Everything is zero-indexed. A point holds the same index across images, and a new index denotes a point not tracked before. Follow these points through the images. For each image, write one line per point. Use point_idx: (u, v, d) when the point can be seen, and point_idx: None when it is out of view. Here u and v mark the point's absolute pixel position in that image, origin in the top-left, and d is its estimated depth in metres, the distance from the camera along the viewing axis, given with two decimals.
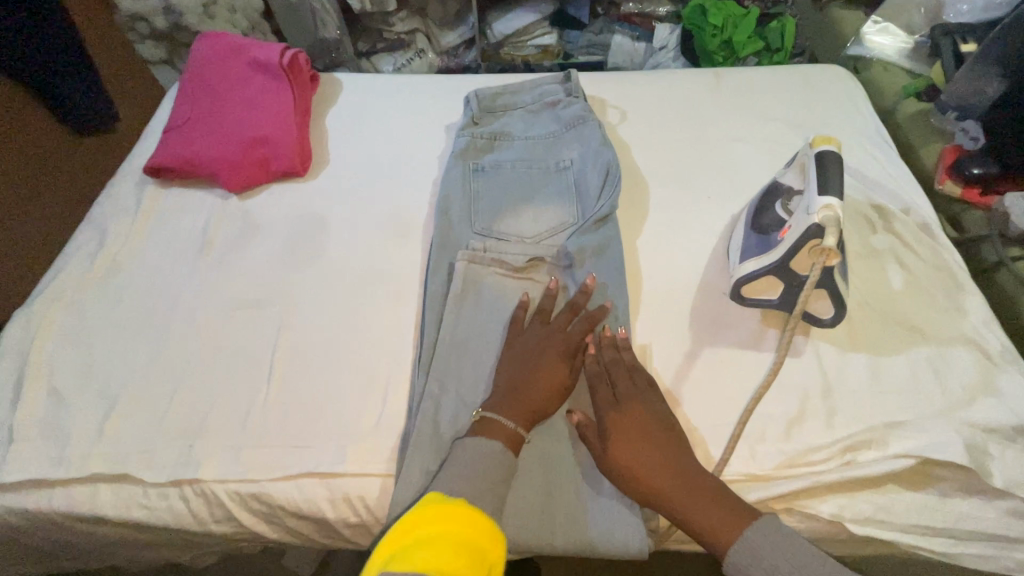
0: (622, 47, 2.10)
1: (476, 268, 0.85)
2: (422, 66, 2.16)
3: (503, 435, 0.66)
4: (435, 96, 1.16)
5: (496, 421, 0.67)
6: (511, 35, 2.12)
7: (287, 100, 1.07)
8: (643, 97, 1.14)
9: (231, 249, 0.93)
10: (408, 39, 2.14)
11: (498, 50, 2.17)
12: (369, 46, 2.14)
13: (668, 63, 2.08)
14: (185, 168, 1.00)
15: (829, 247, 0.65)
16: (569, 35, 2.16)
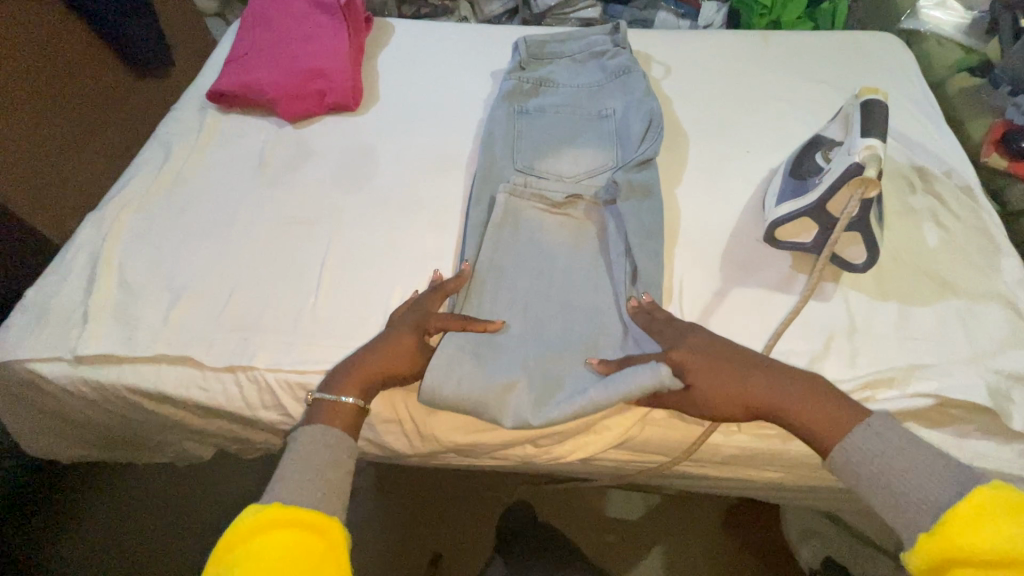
0: (666, 23, 2.09)
1: (516, 201, 0.89)
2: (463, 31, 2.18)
3: (343, 411, 0.67)
4: (483, 44, 1.19)
5: (329, 403, 0.67)
6: (555, 6, 2.14)
7: (342, 37, 1.11)
8: (688, 55, 1.15)
9: (285, 172, 0.99)
10: (451, 6, 2.19)
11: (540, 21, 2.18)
12: (414, 10, 2.19)
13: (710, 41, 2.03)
14: (246, 95, 1.06)
15: (869, 178, 0.67)
16: (613, 9, 2.16)
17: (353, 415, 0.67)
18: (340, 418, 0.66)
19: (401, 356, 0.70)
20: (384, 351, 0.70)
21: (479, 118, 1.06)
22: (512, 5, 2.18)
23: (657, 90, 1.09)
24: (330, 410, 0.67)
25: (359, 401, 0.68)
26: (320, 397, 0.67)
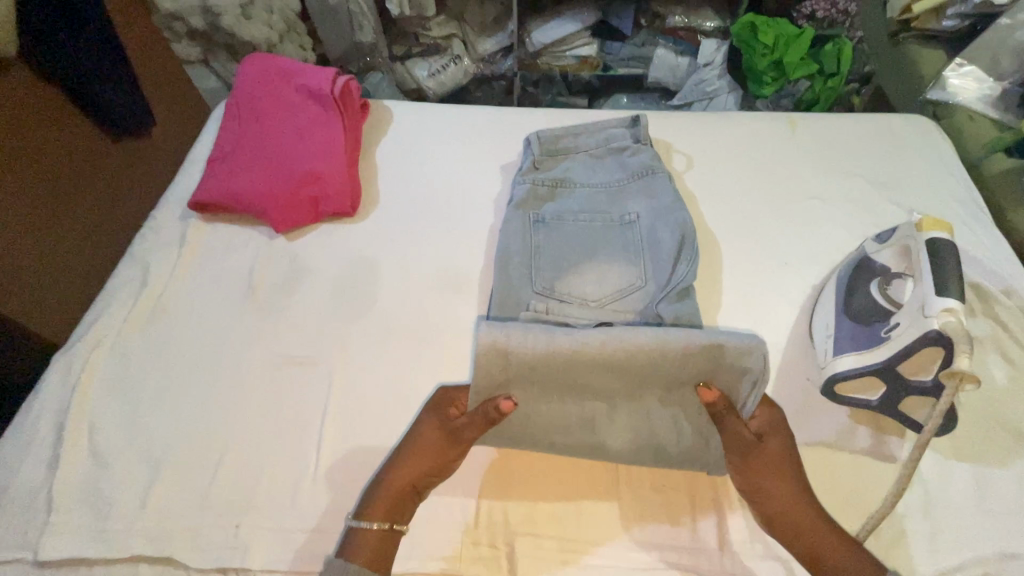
0: (665, 61, 2.01)
1: None
2: (456, 73, 2.10)
3: (369, 541, 0.64)
4: (489, 133, 1.11)
5: (362, 533, 0.65)
6: (550, 45, 2.05)
7: (337, 134, 1.02)
8: (710, 141, 1.07)
9: (278, 296, 0.89)
10: (444, 44, 2.10)
11: (534, 60, 2.10)
12: (405, 51, 2.10)
13: (712, 81, 1.98)
14: (234, 204, 0.96)
15: (963, 372, 0.58)
16: (609, 46, 2.06)
17: (382, 541, 0.65)
18: (370, 548, 0.64)
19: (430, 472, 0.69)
20: (416, 459, 0.69)
21: (492, 223, 0.98)
22: (507, 43, 2.09)
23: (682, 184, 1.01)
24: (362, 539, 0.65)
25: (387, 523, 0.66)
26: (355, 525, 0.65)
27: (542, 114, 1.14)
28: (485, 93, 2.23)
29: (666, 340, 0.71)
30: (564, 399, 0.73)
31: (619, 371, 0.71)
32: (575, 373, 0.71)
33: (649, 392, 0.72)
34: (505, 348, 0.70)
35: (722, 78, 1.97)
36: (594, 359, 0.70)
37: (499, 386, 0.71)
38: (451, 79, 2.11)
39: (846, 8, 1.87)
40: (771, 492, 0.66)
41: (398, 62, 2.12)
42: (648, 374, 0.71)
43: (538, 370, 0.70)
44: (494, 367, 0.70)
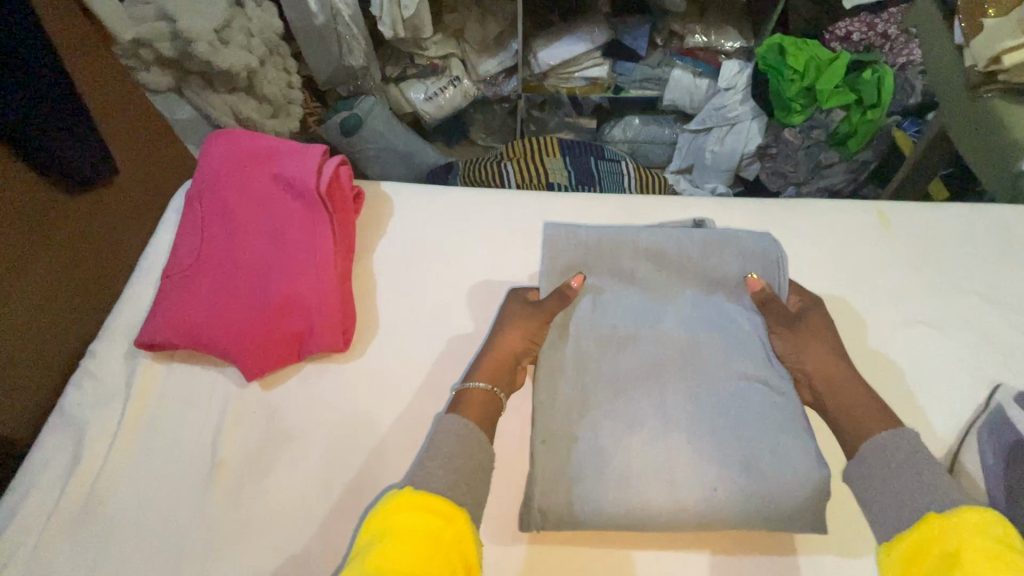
0: (682, 83, 1.79)
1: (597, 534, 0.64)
2: (456, 96, 1.86)
3: (475, 397, 0.66)
4: (513, 226, 0.91)
5: (472, 392, 0.67)
6: (557, 66, 1.80)
7: (325, 243, 0.82)
8: (784, 240, 0.87)
9: (251, 476, 0.70)
10: (441, 65, 1.84)
11: (540, 81, 1.86)
12: (399, 72, 1.85)
13: (735, 107, 1.75)
14: (196, 343, 0.76)
15: None
16: (621, 66, 1.82)
17: (490, 400, 0.66)
18: (477, 408, 0.64)
19: (520, 337, 0.73)
20: (506, 321, 0.75)
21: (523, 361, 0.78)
22: (510, 64, 1.83)
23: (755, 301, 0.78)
24: (469, 399, 0.66)
25: (492, 389, 0.68)
26: (464, 388, 0.67)
27: (575, 201, 0.94)
28: (486, 117, 2.06)
29: (690, 232, 0.82)
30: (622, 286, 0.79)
31: (673, 257, 0.80)
32: (628, 262, 0.80)
33: (689, 288, 0.78)
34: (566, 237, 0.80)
35: (745, 103, 1.74)
36: (645, 245, 0.81)
37: (568, 267, 0.79)
38: (452, 103, 1.88)
39: (886, 31, 1.65)
40: (814, 351, 0.71)
41: (391, 84, 1.88)
42: (701, 261, 0.79)
43: (597, 249, 0.79)
44: (560, 246, 0.80)
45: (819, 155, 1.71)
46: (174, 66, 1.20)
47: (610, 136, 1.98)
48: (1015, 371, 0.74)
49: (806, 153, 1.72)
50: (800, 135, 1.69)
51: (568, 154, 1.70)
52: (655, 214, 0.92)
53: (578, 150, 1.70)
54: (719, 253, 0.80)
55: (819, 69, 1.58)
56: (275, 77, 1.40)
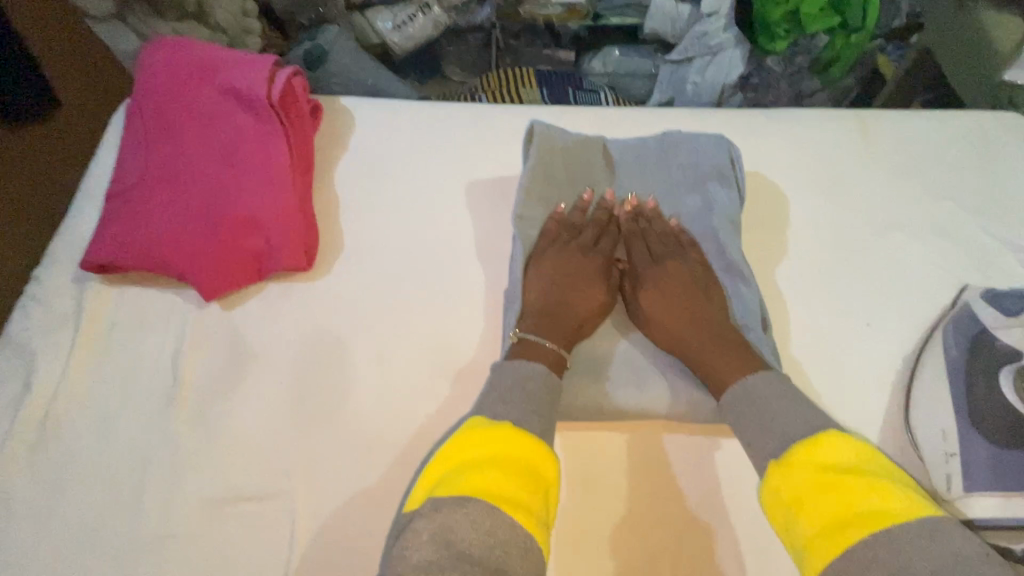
0: (662, 9, 1.66)
1: (571, 429, 0.68)
2: (426, 25, 1.75)
3: (544, 354, 0.63)
4: (484, 141, 0.87)
5: (535, 343, 0.64)
6: None
7: (281, 156, 0.77)
8: (763, 149, 0.85)
9: (213, 397, 0.67)
10: None
11: (514, 8, 1.77)
12: None
13: (718, 34, 1.62)
14: (148, 262, 0.72)
15: None
16: None
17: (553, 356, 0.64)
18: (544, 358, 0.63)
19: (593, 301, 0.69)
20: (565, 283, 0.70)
21: (497, 279, 0.76)
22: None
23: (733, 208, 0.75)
24: (532, 349, 0.64)
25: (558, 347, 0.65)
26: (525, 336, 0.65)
27: (551, 116, 0.90)
28: (458, 50, 1.92)
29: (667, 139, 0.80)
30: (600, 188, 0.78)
31: (649, 158, 0.79)
32: (602, 168, 0.79)
33: (661, 186, 0.77)
34: (547, 141, 0.77)
35: (728, 30, 1.61)
36: (614, 151, 0.79)
37: (547, 174, 0.76)
38: (421, 32, 1.76)
39: None
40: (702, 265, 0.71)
41: (354, 12, 1.74)
42: (679, 159, 0.78)
43: (577, 156, 0.78)
44: (544, 151, 0.77)
45: (801, 84, 1.67)
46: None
47: (589, 68, 1.84)
48: (987, 273, 0.75)
49: (788, 82, 1.68)
50: (781, 64, 1.65)
51: (543, 82, 1.62)
52: (634, 129, 0.88)
53: (555, 80, 1.63)
54: (698, 152, 0.78)
55: None
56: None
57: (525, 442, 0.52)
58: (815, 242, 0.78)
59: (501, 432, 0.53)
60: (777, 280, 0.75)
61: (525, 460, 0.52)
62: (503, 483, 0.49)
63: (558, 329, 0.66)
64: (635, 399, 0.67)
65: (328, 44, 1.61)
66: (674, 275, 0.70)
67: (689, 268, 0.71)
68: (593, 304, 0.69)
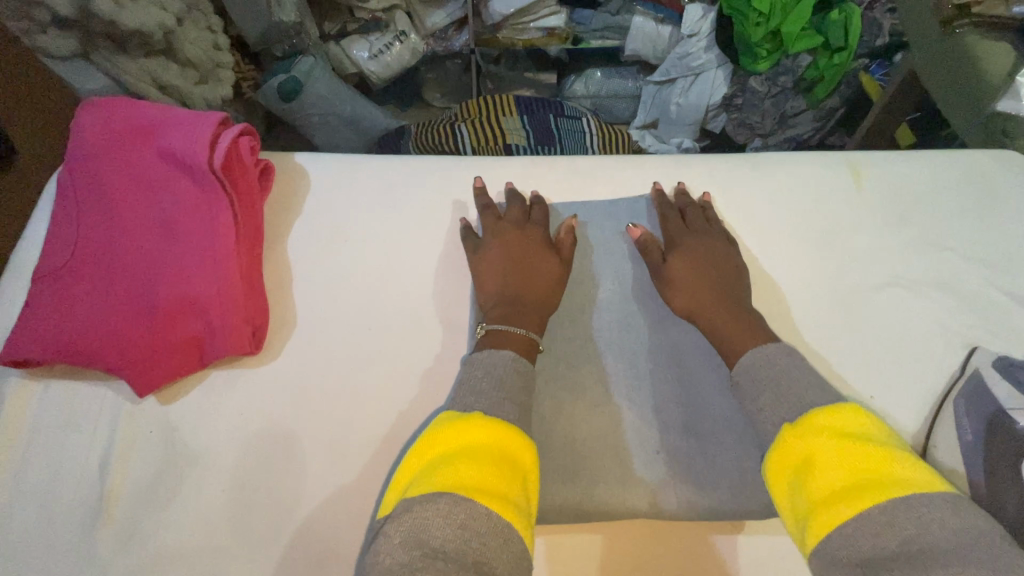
0: (644, 31, 1.62)
1: (555, 538, 0.60)
2: (404, 54, 1.69)
3: (515, 340, 0.62)
4: (452, 195, 0.81)
5: (498, 335, 0.63)
6: (511, 15, 1.63)
7: (225, 230, 0.70)
8: (747, 197, 0.80)
9: (146, 508, 0.60)
10: (386, 18, 1.67)
11: (493, 33, 1.69)
12: (339, 28, 1.68)
13: (699, 54, 1.60)
14: (73, 356, 0.65)
15: None
16: (580, 14, 1.66)
17: (526, 345, 0.63)
18: (513, 344, 0.62)
19: (547, 281, 0.69)
20: (504, 268, 0.70)
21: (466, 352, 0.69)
22: (459, 14, 1.66)
23: (723, 267, 0.69)
24: (502, 339, 0.62)
25: (530, 333, 0.64)
26: (490, 329, 0.64)
27: (524, 168, 0.84)
28: (437, 75, 1.89)
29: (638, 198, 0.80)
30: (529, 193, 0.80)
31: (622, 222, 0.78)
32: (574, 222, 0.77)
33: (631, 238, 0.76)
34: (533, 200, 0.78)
35: (709, 50, 1.60)
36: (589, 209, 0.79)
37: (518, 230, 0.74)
38: (399, 60, 1.70)
39: None
40: (704, 249, 0.71)
41: (330, 42, 1.68)
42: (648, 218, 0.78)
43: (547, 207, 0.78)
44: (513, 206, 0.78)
45: (786, 104, 1.64)
46: (75, 27, 0.88)
47: (570, 91, 1.84)
48: (995, 332, 0.69)
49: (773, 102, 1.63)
50: (766, 84, 1.60)
51: (523, 112, 1.56)
52: (611, 176, 0.83)
53: (535, 108, 1.57)
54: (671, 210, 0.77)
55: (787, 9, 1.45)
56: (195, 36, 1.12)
57: (506, 434, 0.49)
58: (809, 300, 0.72)
59: (481, 424, 0.49)
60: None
61: (508, 450, 0.49)
62: (482, 478, 0.45)
63: (524, 317, 0.65)
64: (618, 491, 0.60)
65: (303, 75, 1.53)
66: (698, 252, 0.70)
67: (709, 249, 0.71)
68: (544, 277, 0.69)
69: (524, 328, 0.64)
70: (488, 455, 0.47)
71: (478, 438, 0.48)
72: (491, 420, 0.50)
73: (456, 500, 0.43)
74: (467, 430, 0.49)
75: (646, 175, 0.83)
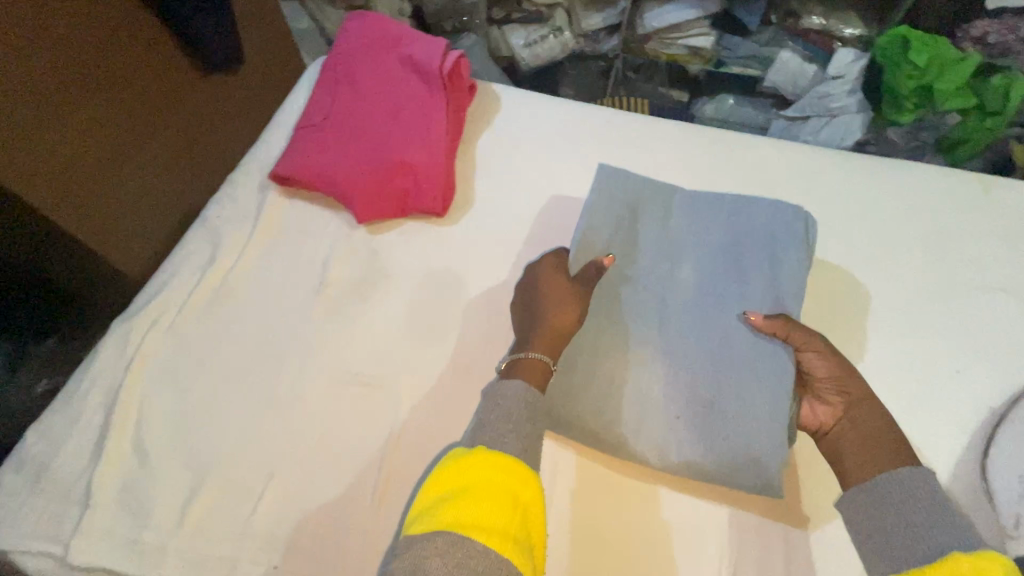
0: (788, 65, 1.72)
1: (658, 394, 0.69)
2: (555, 47, 1.88)
3: (534, 374, 0.61)
4: (613, 138, 0.97)
5: (522, 366, 0.62)
6: (662, 29, 1.80)
7: (439, 120, 0.91)
8: (871, 192, 0.89)
9: (350, 300, 0.80)
10: (546, 14, 1.87)
11: (642, 43, 1.85)
12: (505, 14, 1.88)
13: (840, 96, 1.63)
14: (319, 183, 0.87)
15: None
16: (728, 39, 1.79)
17: (543, 374, 0.62)
18: (528, 375, 0.61)
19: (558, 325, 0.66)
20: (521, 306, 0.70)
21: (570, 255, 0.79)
22: (615, 21, 1.84)
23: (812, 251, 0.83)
24: (525, 368, 0.62)
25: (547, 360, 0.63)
26: (508, 362, 0.63)
27: (678, 138, 0.97)
28: (579, 73, 1.97)
29: (780, 168, 0.93)
30: (589, 213, 0.81)
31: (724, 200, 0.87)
32: (714, 176, 0.92)
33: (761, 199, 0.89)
34: (683, 156, 0.95)
35: (852, 94, 1.62)
36: (733, 170, 0.93)
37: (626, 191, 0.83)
38: (550, 52, 1.89)
39: None
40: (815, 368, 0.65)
41: (494, 27, 1.91)
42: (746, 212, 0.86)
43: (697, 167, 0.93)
44: (660, 162, 0.94)
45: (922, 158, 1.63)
46: None
47: (700, 110, 1.89)
48: None
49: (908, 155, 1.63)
50: (904, 137, 1.60)
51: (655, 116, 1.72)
52: (755, 149, 0.95)
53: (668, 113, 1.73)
54: (800, 201, 0.89)
55: (944, 69, 1.46)
56: None
57: (513, 475, 0.50)
58: (914, 282, 0.80)
59: (489, 459, 0.50)
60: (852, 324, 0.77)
61: (510, 488, 0.49)
62: (485, 519, 0.46)
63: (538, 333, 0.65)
64: None
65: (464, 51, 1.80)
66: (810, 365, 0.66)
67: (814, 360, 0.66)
68: (562, 297, 0.69)
69: (534, 352, 0.63)
70: (496, 492, 0.48)
71: (493, 480, 0.49)
72: (498, 459, 0.50)
73: (453, 539, 0.45)
74: (482, 471, 0.49)
75: (768, 157, 0.94)
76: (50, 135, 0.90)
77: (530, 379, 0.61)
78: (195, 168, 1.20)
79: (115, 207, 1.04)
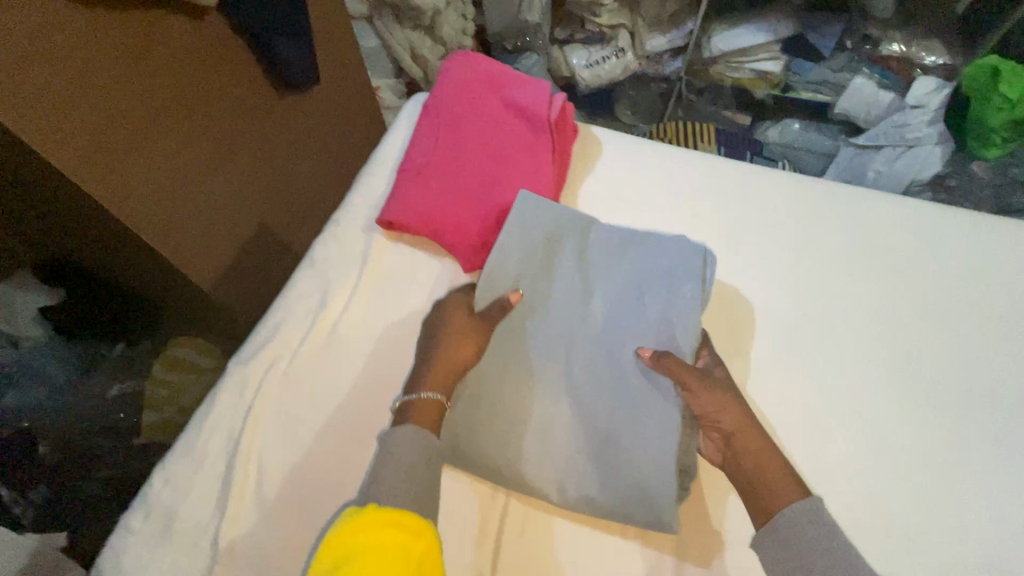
0: (861, 93, 1.58)
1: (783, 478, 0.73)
2: (616, 70, 1.72)
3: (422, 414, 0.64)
4: (721, 191, 0.96)
5: (415, 405, 0.65)
6: (730, 53, 1.64)
7: (547, 170, 0.90)
8: (976, 264, 0.91)
9: None
10: (609, 34, 1.70)
11: (705, 66, 1.70)
12: (566, 34, 1.74)
13: (918, 127, 1.55)
14: (426, 230, 0.87)
15: None
16: (799, 64, 1.64)
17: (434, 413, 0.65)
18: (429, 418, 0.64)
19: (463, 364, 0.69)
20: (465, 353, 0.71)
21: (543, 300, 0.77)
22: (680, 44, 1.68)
23: (905, 326, 0.85)
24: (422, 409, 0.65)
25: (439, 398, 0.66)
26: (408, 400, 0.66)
27: (791, 195, 0.96)
28: (637, 94, 1.87)
29: (886, 233, 0.93)
30: (677, 271, 0.77)
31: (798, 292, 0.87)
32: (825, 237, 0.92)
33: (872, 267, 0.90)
34: (791, 214, 0.94)
35: (931, 125, 1.55)
36: (842, 232, 0.93)
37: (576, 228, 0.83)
38: (610, 75, 1.74)
39: None
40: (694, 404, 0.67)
41: (555, 46, 1.77)
42: (814, 310, 0.85)
43: (807, 228, 0.93)
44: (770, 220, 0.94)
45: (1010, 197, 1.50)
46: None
47: (761, 135, 1.74)
48: None
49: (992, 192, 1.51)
50: (989, 173, 1.51)
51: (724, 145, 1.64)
52: (862, 209, 0.95)
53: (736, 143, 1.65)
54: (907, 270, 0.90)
55: None
56: (455, 23, 1.53)
57: (398, 529, 0.53)
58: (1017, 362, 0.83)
59: (375, 517, 0.53)
60: (862, 373, 0.81)
61: (396, 539, 0.52)
62: None
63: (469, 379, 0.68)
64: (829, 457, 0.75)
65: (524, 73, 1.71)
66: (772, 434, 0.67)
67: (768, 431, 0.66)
68: (464, 318, 0.73)
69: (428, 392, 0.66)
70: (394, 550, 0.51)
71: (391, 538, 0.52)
72: (383, 514, 0.54)
73: None
74: (371, 526, 0.52)
75: (874, 220, 0.94)
76: (172, 168, 0.95)
77: (423, 420, 0.64)
78: (281, 196, 1.24)
79: (214, 232, 1.07)
